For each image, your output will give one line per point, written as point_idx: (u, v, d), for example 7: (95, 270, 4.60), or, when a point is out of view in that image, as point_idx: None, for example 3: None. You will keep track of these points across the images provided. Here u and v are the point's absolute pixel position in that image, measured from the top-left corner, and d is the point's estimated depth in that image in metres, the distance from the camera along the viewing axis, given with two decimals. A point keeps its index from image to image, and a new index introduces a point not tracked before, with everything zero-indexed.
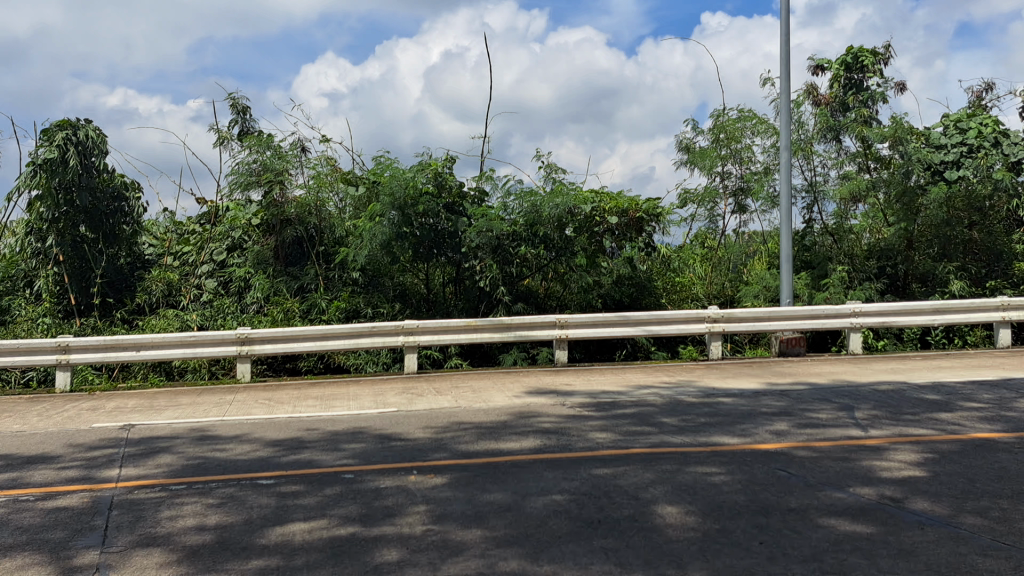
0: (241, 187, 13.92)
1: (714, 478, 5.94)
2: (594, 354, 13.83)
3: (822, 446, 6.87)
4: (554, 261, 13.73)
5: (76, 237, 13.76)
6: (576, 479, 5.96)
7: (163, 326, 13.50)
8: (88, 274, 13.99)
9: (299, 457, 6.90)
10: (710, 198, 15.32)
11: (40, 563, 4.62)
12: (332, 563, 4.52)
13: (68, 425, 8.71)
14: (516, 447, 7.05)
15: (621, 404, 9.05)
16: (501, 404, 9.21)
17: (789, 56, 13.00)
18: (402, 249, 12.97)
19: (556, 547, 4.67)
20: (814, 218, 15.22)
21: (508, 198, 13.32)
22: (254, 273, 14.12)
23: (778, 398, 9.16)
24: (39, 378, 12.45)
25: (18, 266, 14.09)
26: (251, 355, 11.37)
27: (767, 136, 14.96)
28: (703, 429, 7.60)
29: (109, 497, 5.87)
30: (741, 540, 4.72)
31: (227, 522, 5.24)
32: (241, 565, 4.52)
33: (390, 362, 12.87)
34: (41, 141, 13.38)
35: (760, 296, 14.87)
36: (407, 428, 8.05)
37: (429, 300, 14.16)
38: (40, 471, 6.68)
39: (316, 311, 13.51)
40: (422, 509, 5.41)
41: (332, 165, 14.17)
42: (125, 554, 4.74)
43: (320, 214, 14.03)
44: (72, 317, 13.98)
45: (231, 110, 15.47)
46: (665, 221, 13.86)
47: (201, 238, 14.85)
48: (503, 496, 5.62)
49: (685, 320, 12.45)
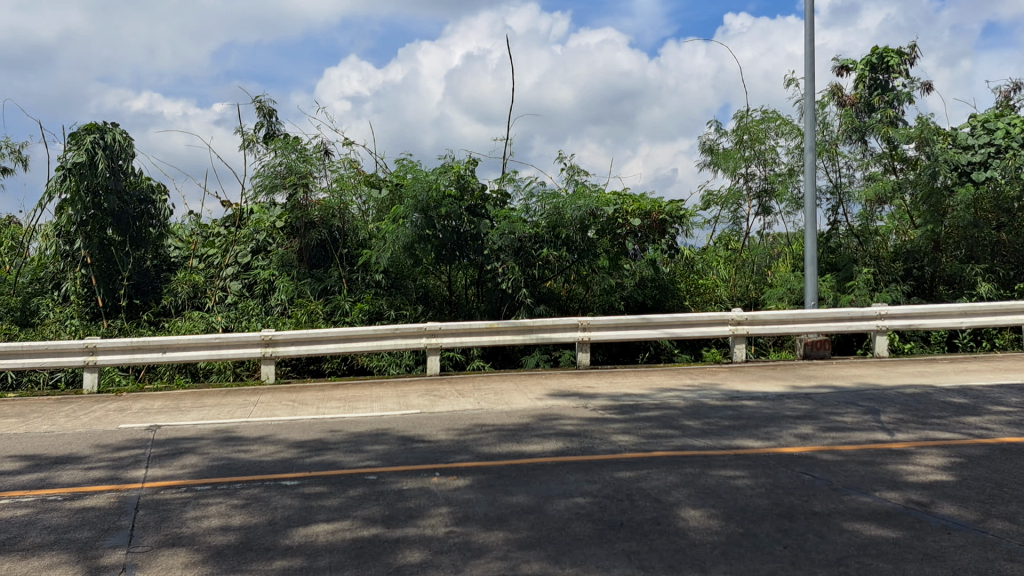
0: (266, 189, 14.01)
1: (738, 481, 5.91)
2: (616, 356, 13.81)
3: (847, 450, 6.82)
4: (576, 264, 13.67)
5: (103, 239, 13.89)
6: (599, 482, 5.95)
7: (189, 328, 13.63)
8: (115, 277, 14.11)
9: (323, 458, 6.95)
10: (734, 199, 15.25)
11: (67, 562, 4.67)
12: (355, 563, 4.53)
13: (96, 426, 8.80)
14: (538, 449, 7.06)
15: (644, 407, 9.02)
16: (524, 407, 9.21)
17: (813, 56, 12.92)
18: (425, 252, 13.01)
19: (579, 549, 4.67)
20: (839, 220, 15.10)
21: (531, 200, 13.31)
22: (278, 275, 14.22)
23: (803, 402, 9.09)
24: (67, 379, 12.59)
25: (47, 269, 14.26)
26: (276, 356, 11.46)
27: (792, 137, 14.84)
28: (726, 432, 7.56)
29: (136, 497, 5.93)
30: (764, 543, 4.69)
31: (252, 523, 5.28)
32: (266, 566, 4.55)
33: (412, 364, 12.92)
34: (69, 145, 13.55)
35: (784, 298, 14.79)
36: (429, 429, 8.09)
37: (452, 303, 14.22)
38: (68, 471, 6.76)
39: (340, 313, 13.58)
40: (445, 510, 5.43)
41: (355, 168, 14.31)
42: (151, 554, 4.78)
43: (344, 216, 14.12)
44: (99, 318, 14.10)
45: (257, 113, 15.58)
46: (689, 223, 13.78)
47: (226, 241, 14.97)
48: (525, 498, 5.62)
49: (708, 324, 12.36)
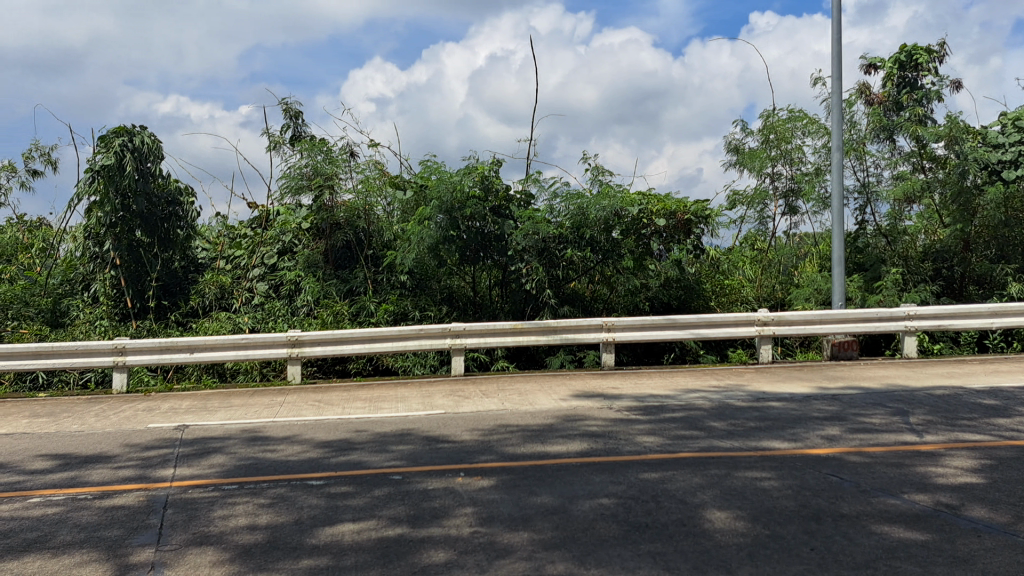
0: (292, 191, 14.07)
1: (764, 483, 5.87)
2: (641, 357, 13.81)
3: (875, 451, 6.75)
4: (601, 264, 13.66)
5: (132, 241, 14.03)
6: (623, 482, 5.93)
7: (216, 328, 13.73)
8: (144, 278, 14.24)
9: (349, 458, 6.98)
10: (760, 199, 15.15)
11: (97, 560, 4.73)
12: (380, 563, 4.55)
13: (125, 426, 8.90)
14: (563, 450, 7.05)
15: (669, 408, 8.98)
16: (548, 407, 9.21)
17: (840, 55, 12.81)
18: (449, 253, 13.02)
19: (604, 550, 4.65)
20: (867, 220, 14.96)
21: (555, 200, 13.29)
22: (304, 276, 14.32)
23: (830, 403, 9.02)
24: (97, 379, 12.73)
25: (77, 270, 14.43)
26: (302, 356, 11.53)
27: (819, 136, 14.73)
28: (752, 433, 7.51)
29: (164, 496, 5.99)
30: (792, 546, 4.65)
31: (278, 522, 5.31)
32: (292, 565, 4.58)
33: (437, 364, 12.96)
34: (98, 148, 13.73)
35: (811, 299, 14.67)
36: (454, 430, 8.11)
37: (476, 303, 14.25)
38: (98, 470, 6.83)
39: (365, 314, 13.65)
40: (470, 510, 5.44)
41: (381, 170, 14.36)
42: (179, 552, 4.83)
43: (369, 218, 14.20)
44: (128, 319, 14.24)
45: (283, 116, 15.68)
46: (714, 223, 13.70)
47: (252, 242, 15.08)
48: (549, 499, 5.62)
49: (734, 324, 12.28)
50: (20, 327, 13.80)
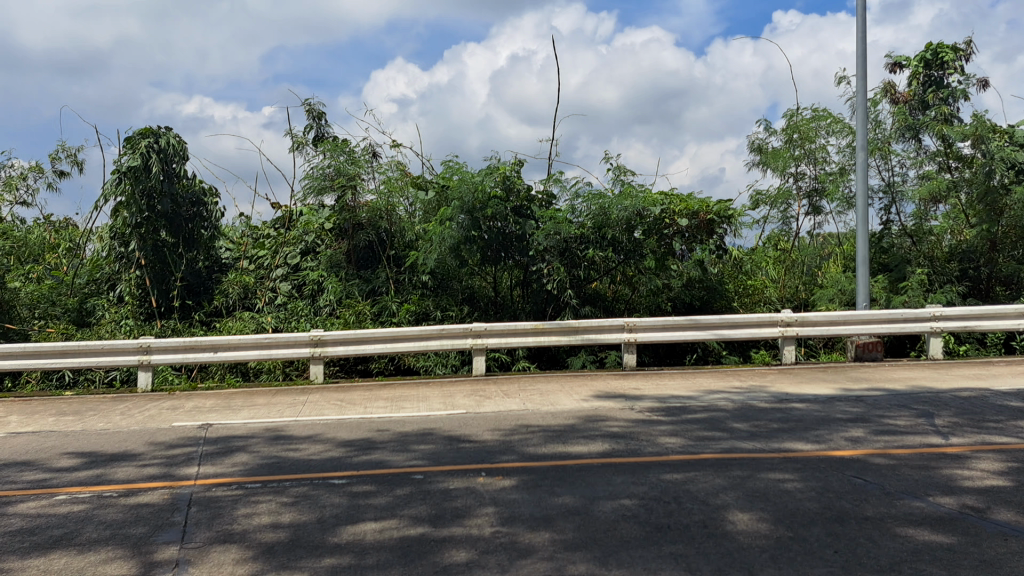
0: (315, 191, 14.14)
1: (787, 485, 5.83)
2: (663, 358, 13.78)
3: (899, 453, 6.69)
4: (622, 264, 13.63)
5: (157, 241, 14.16)
6: (645, 483, 5.92)
7: (239, 328, 13.81)
8: (168, 278, 14.35)
9: (370, 457, 7.01)
10: (783, 199, 15.06)
11: (122, 557, 4.78)
12: (401, 562, 4.56)
13: (150, 424, 8.97)
14: (585, 450, 7.04)
15: (691, 409, 8.94)
16: (569, 407, 9.20)
17: (865, 53, 12.71)
18: (471, 253, 13.04)
19: (626, 551, 4.64)
20: (892, 220, 14.85)
21: (577, 200, 13.26)
22: (327, 276, 14.39)
23: (854, 404, 8.95)
24: (122, 378, 12.85)
25: (102, 270, 14.56)
26: (324, 356, 11.59)
27: (843, 135, 14.61)
28: (775, 435, 7.46)
29: (188, 494, 6.04)
30: (815, 548, 4.62)
31: (301, 521, 5.34)
32: (315, 563, 4.60)
33: (459, 364, 12.99)
34: (124, 149, 13.89)
35: (835, 300, 14.56)
36: (475, 430, 8.12)
37: (497, 304, 14.25)
38: (123, 468, 6.90)
39: (387, 314, 13.70)
40: (491, 510, 5.44)
41: (402, 170, 14.42)
42: (203, 550, 4.86)
43: (391, 218, 14.26)
44: (153, 319, 14.35)
45: (306, 116, 15.77)
46: (737, 223, 13.62)
47: (276, 242, 15.17)
48: (571, 499, 5.61)
49: (758, 325, 12.21)
50: (47, 327, 13.96)
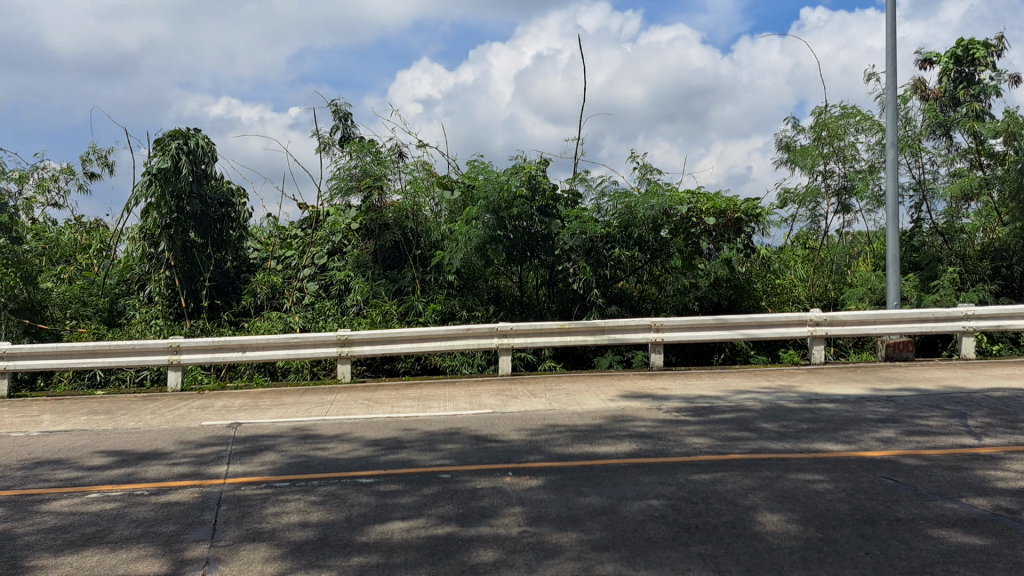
0: (341, 192, 14.19)
1: (817, 486, 5.77)
2: (690, 358, 13.71)
3: (931, 454, 6.61)
4: (649, 264, 13.58)
5: (186, 241, 14.30)
6: (673, 484, 5.88)
7: (267, 328, 13.89)
8: (197, 278, 14.48)
9: (397, 457, 7.02)
10: (811, 197, 14.95)
11: (153, 555, 4.83)
12: (429, 562, 4.57)
13: (180, 423, 9.06)
14: (612, 450, 7.02)
15: (719, 409, 8.89)
16: (596, 408, 9.18)
17: (895, 50, 12.57)
18: (497, 253, 13.05)
19: (654, 551, 4.63)
20: (923, 218, 14.69)
21: (603, 199, 13.22)
22: (353, 276, 14.46)
23: (884, 404, 8.85)
24: (152, 377, 12.99)
25: (133, 270, 14.71)
26: (351, 356, 11.64)
27: (873, 133, 14.47)
28: (804, 435, 7.40)
29: (218, 493, 6.09)
30: (845, 549, 4.58)
31: (329, 520, 5.36)
32: (343, 562, 4.62)
33: (485, 364, 13.00)
34: (155, 151, 14.04)
35: (865, 298, 14.42)
36: (502, 429, 8.12)
37: (523, 303, 14.23)
38: (154, 467, 6.97)
39: (413, 314, 13.78)
40: (519, 510, 5.43)
41: (428, 169, 14.48)
42: (233, 548, 4.90)
43: (417, 218, 14.31)
44: (182, 318, 14.45)
45: (333, 117, 15.85)
46: (765, 221, 13.52)
47: (303, 243, 15.26)
48: (598, 499, 5.60)
49: (786, 324, 12.11)
50: (79, 326, 14.14)
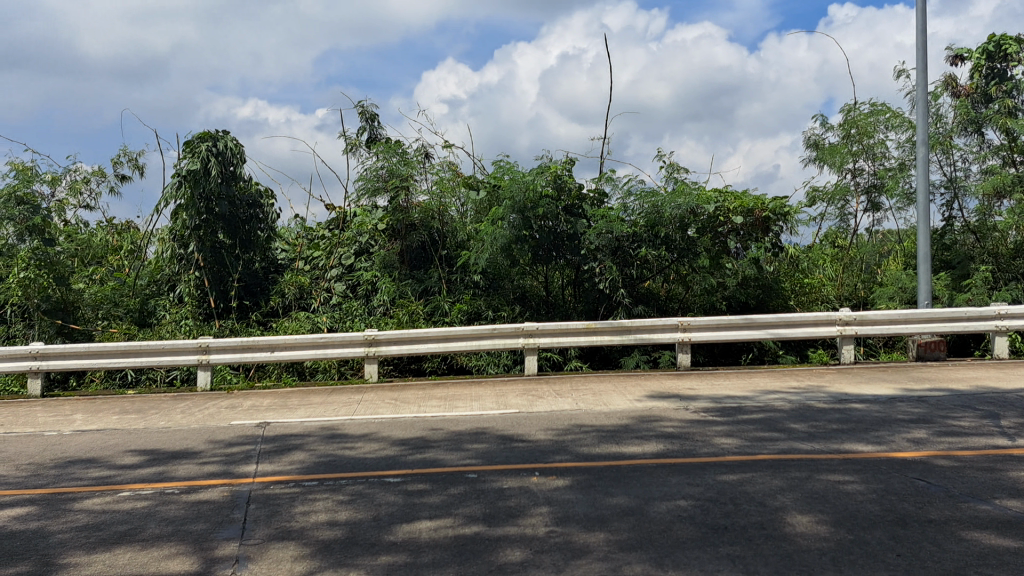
0: (368, 193, 14.24)
1: (847, 487, 5.72)
2: (718, 358, 13.64)
3: (964, 455, 6.52)
4: (676, 263, 13.52)
5: (215, 242, 14.42)
6: (701, 484, 5.86)
7: (296, 328, 13.99)
8: (226, 278, 14.60)
9: (424, 456, 7.04)
10: (841, 195, 14.81)
11: (184, 553, 4.87)
12: (456, 561, 4.57)
13: (209, 423, 9.14)
14: (639, 451, 6.99)
15: (747, 409, 8.83)
16: (623, 408, 9.15)
17: (925, 46, 12.44)
18: (522, 253, 13.06)
19: (682, 552, 4.60)
20: (954, 217, 14.53)
21: (629, 198, 13.18)
22: (380, 276, 14.52)
23: (916, 405, 8.74)
24: (182, 377, 13.10)
25: (163, 271, 14.86)
26: (378, 355, 11.68)
27: (902, 130, 14.31)
28: (834, 435, 7.32)
29: (247, 491, 6.14)
30: (876, 551, 4.53)
31: (357, 519, 5.39)
32: (371, 561, 4.64)
33: (511, 364, 13.01)
34: (184, 153, 14.17)
35: (896, 298, 14.26)
36: (528, 429, 8.12)
37: (549, 303, 14.20)
38: (184, 466, 7.05)
39: (439, 314, 13.82)
40: (546, 510, 5.43)
41: (454, 170, 14.50)
42: (262, 547, 4.94)
43: (443, 218, 14.36)
44: (211, 319, 14.58)
45: (360, 118, 15.92)
46: (793, 220, 13.42)
47: (330, 243, 15.33)
48: (626, 500, 5.58)
49: (815, 324, 12.00)
50: (110, 327, 14.32)
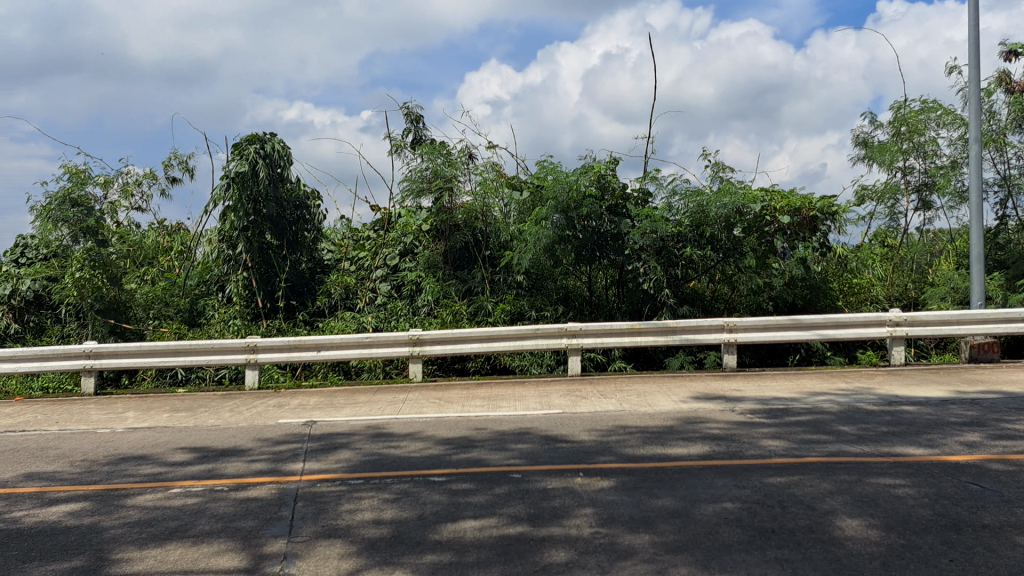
0: (413, 194, 14.33)
1: (898, 490, 5.62)
2: (764, 358, 13.52)
3: (1020, 459, 6.37)
4: (721, 263, 13.39)
5: (263, 243, 14.63)
6: (748, 487, 5.80)
7: (342, 327, 14.13)
8: (273, 279, 14.79)
9: (468, 456, 7.07)
10: (890, 194, 14.57)
11: (233, 549, 4.95)
12: (501, 561, 4.59)
13: (257, 421, 9.28)
14: (684, 452, 6.95)
15: (794, 411, 8.72)
16: (668, 409, 9.10)
17: (978, 41, 12.17)
18: (565, 253, 13.07)
19: (728, 555, 4.57)
20: (1009, 215, 14.20)
21: (674, 198, 13.08)
22: (424, 277, 14.60)
23: (969, 407, 8.55)
24: (230, 375, 13.30)
25: (212, 271, 15.12)
26: (423, 355, 11.75)
27: (954, 127, 14.03)
28: (884, 438, 7.21)
29: (295, 489, 6.22)
30: (928, 556, 4.45)
31: (402, 517, 5.44)
32: (416, 560, 4.67)
33: (554, 364, 13.01)
34: (233, 155, 14.39)
35: (948, 298, 13.99)
36: (572, 430, 8.11)
37: (592, 303, 14.21)
38: (233, 463, 7.16)
39: (483, 314, 13.85)
40: (590, 511, 5.42)
41: (498, 170, 14.52)
42: (309, 544, 5.00)
43: (486, 218, 14.39)
44: (259, 318, 14.77)
45: (405, 120, 16.03)
46: (842, 220, 13.23)
47: (375, 244, 15.46)
48: (671, 502, 5.55)
49: (864, 325, 11.82)
50: (161, 326, 14.60)
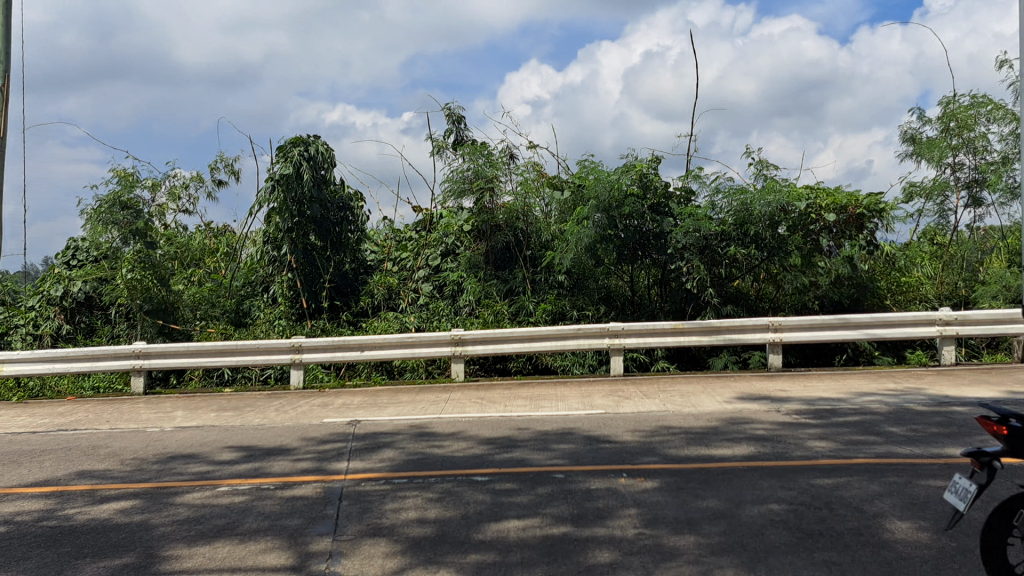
0: (455, 194, 14.36)
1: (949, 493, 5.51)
2: (810, 358, 13.35)
3: None
4: (766, 262, 13.22)
5: (307, 245, 14.79)
6: (794, 488, 5.73)
7: (385, 327, 14.20)
8: (318, 280, 14.94)
9: (512, 456, 7.08)
10: (939, 190, 14.29)
11: (280, 547, 5.02)
12: (545, 561, 4.59)
13: (303, 420, 9.38)
14: (728, 454, 6.88)
15: (842, 411, 8.59)
16: (712, 409, 9.02)
17: None
18: (607, 252, 13.00)
19: (774, 557, 4.52)
20: None
21: (717, 196, 12.97)
22: (466, 277, 14.65)
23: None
24: (276, 375, 13.42)
25: (258, 272, 15.34)
26: (465, 355, 11.78)
27: (1006, 122, 13.70)
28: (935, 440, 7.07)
29: (339, 488, 6.27)
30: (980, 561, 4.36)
31: (446, 517, 5.46)
32: (460, 559, 4.69)
33: (596, 364, 12.96)
34: (277, 158, 14.57)
35: (999, 297, 13.70)
36: (615, 430, 8.07)
37: (635, 303, 14.15)
38: (279, 462, 7.24)
39: (524, 314, 13.84)
40: (634, 512, 5.40)
41: (539, 170, 14.51)
42: (355, 543, 5.04)
43: (527, 219, 14.34)
44: (304, 318, 14.92)
45: (447, 121, 16.10)
46: (889, 217, 12.98)
47: (418, 245, 15.57)
48: (716, 503, 5.50)
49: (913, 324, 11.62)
50: (208, 327, 14.80)
